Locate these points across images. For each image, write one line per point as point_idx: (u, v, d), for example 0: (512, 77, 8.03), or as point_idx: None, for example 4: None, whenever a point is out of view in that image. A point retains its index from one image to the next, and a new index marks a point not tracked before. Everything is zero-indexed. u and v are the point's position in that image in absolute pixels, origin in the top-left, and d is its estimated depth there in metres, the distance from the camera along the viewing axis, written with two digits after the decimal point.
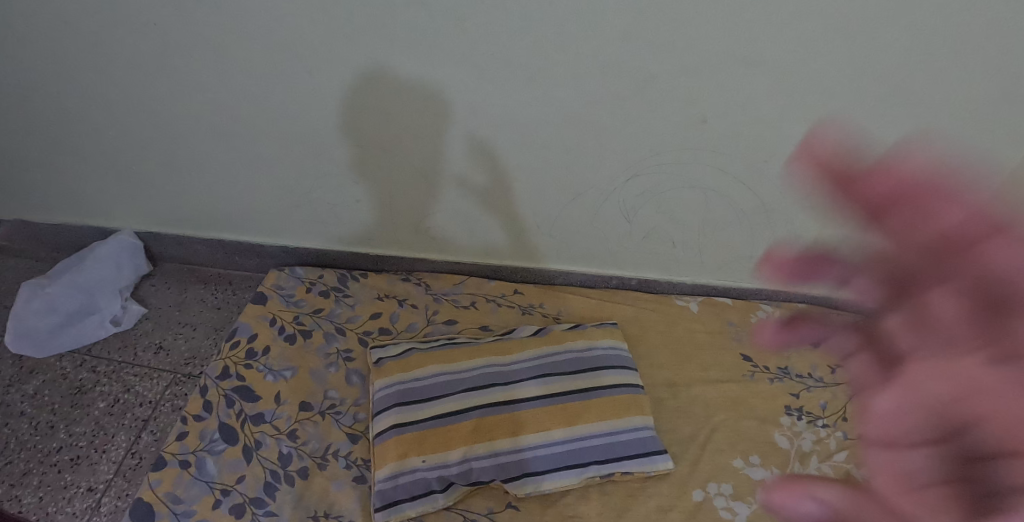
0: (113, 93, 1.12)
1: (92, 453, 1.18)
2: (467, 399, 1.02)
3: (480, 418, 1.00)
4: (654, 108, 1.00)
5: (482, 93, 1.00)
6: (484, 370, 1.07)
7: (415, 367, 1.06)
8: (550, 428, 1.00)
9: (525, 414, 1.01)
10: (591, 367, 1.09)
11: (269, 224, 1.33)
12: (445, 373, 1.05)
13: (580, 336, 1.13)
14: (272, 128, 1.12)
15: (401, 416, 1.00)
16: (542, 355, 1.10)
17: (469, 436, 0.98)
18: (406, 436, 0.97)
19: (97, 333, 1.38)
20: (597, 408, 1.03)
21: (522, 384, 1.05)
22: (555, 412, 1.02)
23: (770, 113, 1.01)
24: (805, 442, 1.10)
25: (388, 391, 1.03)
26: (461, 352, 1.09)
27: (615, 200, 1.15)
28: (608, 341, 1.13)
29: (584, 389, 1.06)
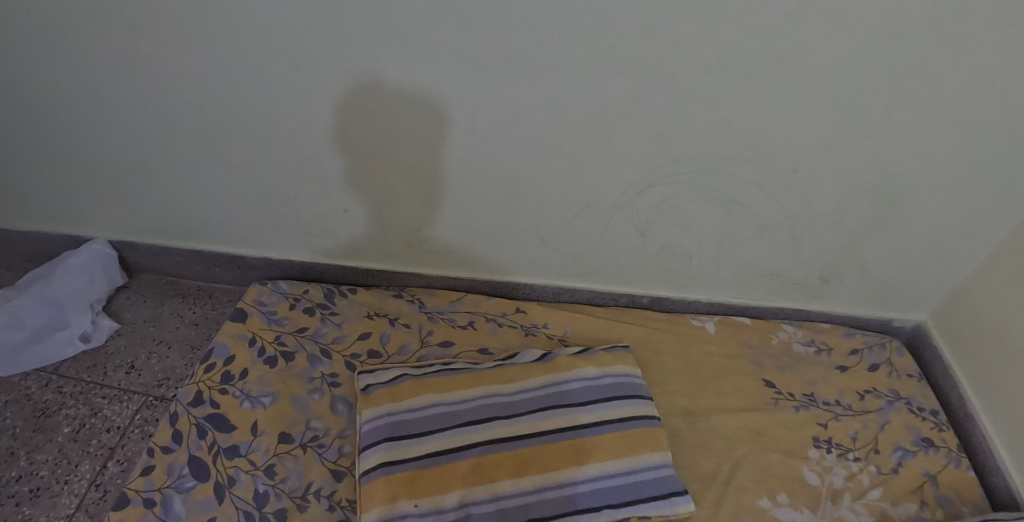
0: (83, 92, 1.03)
1: (53, 484, 1.08)
2: (466, 434, 0.92)
3: (480, 456, 0.90)
4: (672, 112, 0.91)
5: (485, 93, 0.91)
6: (485, 400, 0.97)
7: (408, 396, 0.96)
8: (557, 466, 0.91)
9: (531, 451, 0.92)
10: (602, 397, 0.99)
11: (252, 234, 1.23)
12: (442, 404, 0.95)
13: (590, 362, 1.03)
14: (255, 132, 1.02)
15: (390, 453, 0.89)
16: (549, 384, 1.00)
17: (466, 478, 0.88)
18: (396, 476, 0.87)
19: (65, 350, 1.28)
20: (609, 444, 0.93)
21: (526, 416, 0.95)
22: (563, 449, 0.92)
23: (797, 117, 0.93)
24: (838, 478, 1.02)
25: (377, 424, 0.92)
26: (458, 380, 0.99)
27: (629, 212, 1.05)
28: (620, 368, 1.04)
29: (597, 422, 0.96)
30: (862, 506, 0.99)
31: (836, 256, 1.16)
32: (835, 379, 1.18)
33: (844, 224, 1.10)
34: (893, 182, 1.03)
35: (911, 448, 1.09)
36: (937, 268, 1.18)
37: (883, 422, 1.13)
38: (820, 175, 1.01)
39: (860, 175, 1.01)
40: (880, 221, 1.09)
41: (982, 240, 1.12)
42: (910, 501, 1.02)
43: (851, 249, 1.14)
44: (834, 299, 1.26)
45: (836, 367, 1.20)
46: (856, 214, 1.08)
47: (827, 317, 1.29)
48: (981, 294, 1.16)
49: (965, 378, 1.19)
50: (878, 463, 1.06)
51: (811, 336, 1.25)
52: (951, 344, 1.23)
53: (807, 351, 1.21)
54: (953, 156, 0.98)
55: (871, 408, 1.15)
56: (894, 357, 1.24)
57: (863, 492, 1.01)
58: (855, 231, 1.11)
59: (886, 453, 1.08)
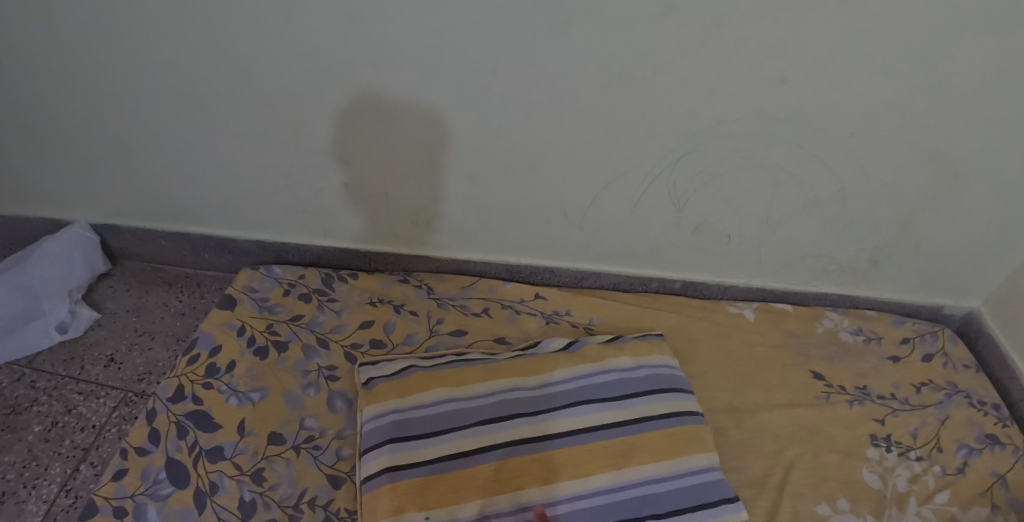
0: (52, 52, 0.92)
1: (19, 489, 0.97)
2: (484, 434, 0.81)
3: (501, 461, 0.79)
4: (719, 65, 0.80)
5: (505, 45, 0.79)
6: (504, 395, 0.85)
7: (416, 391, 0.84)
8: (590, 471, 0.79)
9: (562, 454, 0.80)
10: (636, 391, 0.87)
11: (244, 215, 1.12)
12: (456, 399, 0.84)
13: (623, 352, 0.92)
14: (244, 94, 0.91)
15: (396, 456, 0.78)
16: (576, 377, 0.88)
17: (486, 485, 0.77)
18: (404, 483, 0.75)
19: (40, 342, 1.17)
20: (649, 445, 0.82)
21: (550, 413, 0.84)
22: (597, 451, 0.81)
23: (861, 70, 0.81)
24: (901, 480, 0.91)
25: (382, 423, 0.81)
26: (474, 372, 0.87)
27: (664, 184, 0.93)
28: (656, 358, 0.92)
29: (632, 419, 0.84)
30: (930, 511, 0.88)
31: (890, 235, 1.04)
32: (889, 371, 1.07)
33: (902, 197, 0.98)
34: (962, 149, 0.91)
35: (976, 446, 0.98)
36: (1000, 248, 1.07)
37: (944, 418, 1.01)
38: (880, 140, 0.89)
39: (926, 141, 0.90)
40: (942, 194, 0.98)
41: None
42: (982, 505, 0.91)
43: (907, 226, 1.03)
44: (883, 283, 1.14)
45: (888, 357, 1.09)
46: (917, 186, 0.96)
47: (874, 304, 1.17)
48: None
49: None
50: (943, 463, 0.95)
51: (858, 324, 1.14)
52: (1012, 333, 1.12)
53: (855, 341, 1.10)
54: None
55: (929, 402, 1.04)
56: (948, 347, 1.12)
57: (931, 495, 0.90)
58: (914, 206, 0.99)
59: (949, 452, 0.97)
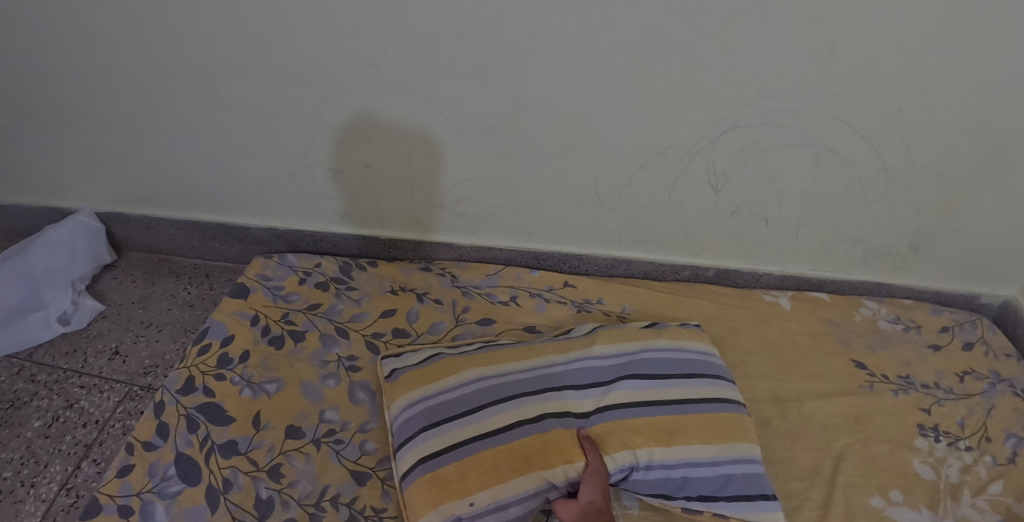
0: (62, 25, 0.88)
1: (17, 488, 0.92)
2: (517, 409, 0.75)
3: (540, 435, 0.73)
4: (769, 32, 0.75)
5: (543, 8, 0.74)
6: (537, 370, 0.81)
7: (444, 374, 0.80)
8: (638, 445, 0.75)
9: (606, 426, 0.76)
10: (675, 374, 0.82)
11: (256, 200, 1.07)
12: (487, 378, 0.79)
13: (661, 334, 0.88)
14: (261, 66, 0.87)
15: (429, 444, 0.73)
16: (612, 354, 0.84)
17: (527, 461, 0.71)
18: (440, 473, 0.71)
19: (40, 334, 1.11)
20: (693, 427, 0.77)
21: (586, 388, 0.79)
22: (642, 427, 0.76)
23: (921, 35, 0.76)
24: (953, 471, 0.87)
25: (412, 413, 0.77)
26: (507, 351, 0.83)
27: (704, 161, 0.88)
28: (696, 344, 0.88)
29: (678, 400, 0.79)
30: (985, 502, 0.84)
31: (935, 218, 1.00)
32: (931, 359, 1.03)
33: (950, 177, 0.93)
34: (1018, 126, 0.86)
35: None
36: None
37: (990, 407, 0.98)
38: (932, 116, 0.84)
39: (982, 115, 0.85)
40: (994, 172, 0.92)
41: None
42: None
43: (954, 207, 0.98)
44: (924, 270, 1.10)
45: (929, 345, 1.05)
46: (969, 164, 0.91)
47: (913, 293, 1.13)
48: None
49: None
50: (993, 453, 0.91)
51: (897, 313, 1.09)
52: None
53: (895, 329, 1.06)
54: None
55: (974, 392, 1.00)
56: (989, 335, 1.09)
57: (984, 486, 0.86)
58: (964, 185, 0.94)
59: (998, 442, 0.93)
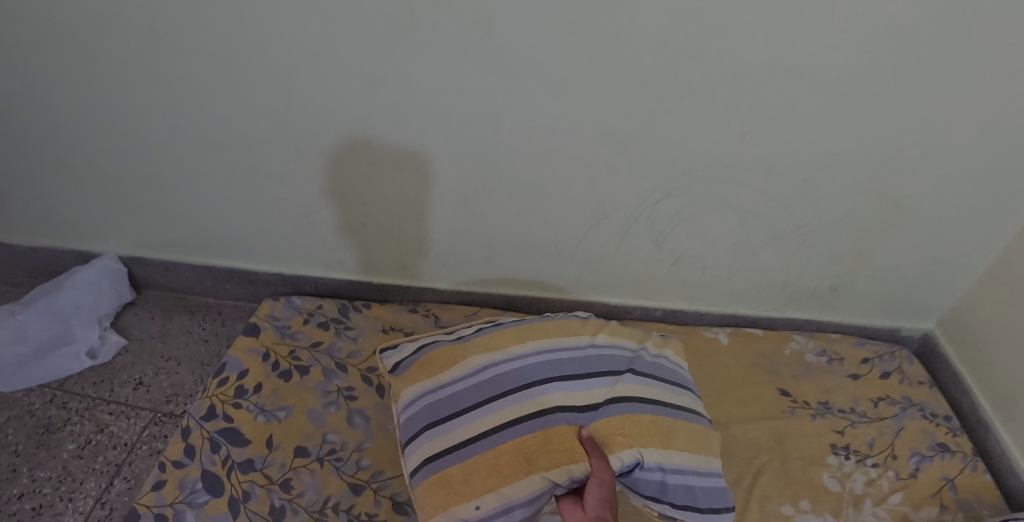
0: (104, 104, 1.05)
1: (57, 502, 1.06)
2: (518, 403, 0.85)
3: (542, 431, 0.83)
4: (690, 123, 0.92)
5: (508, 103, 0.92)
6: (537, 356, 0.91)
7: (444, 368, 0.91)
8: (642, 444, 0.85)
9: (611, 423, 0.86)
10: (660, 376, 0.96)
11: (267, 249, 1.24)
12: (487, 364, 0.90)
13: (650, 339, 1.05)
14: (274, 143, 1.04)
15: (434, 444, 0.84)
16: (607, 345, 0.97)
17: (530, 460, 0.80)
18: (445, 473, 0.81)
19: (70, 367, 1.26)
20: (683, 433, 0.90)
21: (589, 379, 0.90)
22: (645, 425, 0.87)
23: (814, 124, 0.94)
24: (858, 483, 1.04)
25: (416, 409, 0.88)
26: (508, 335, 0.94)
27: (644, 223, 1.06)
28: (674, 356, 1.04)
29: (664, 402, 0.92)
30: (884, 510, 1.01)
31: (849, 266, 1.17)
32: (849, 387, 1.19)
33: (856, 233, 1.11)
34: (898, 191, 1.05)
35: (927, 453, 1.12)
36: (945, 274, 1.21)
37: (900, 428, 1.15)
38: (833, 186, 1.02)
39: (873, 184, 1.03)
40: (894, 227, 1.10)
41: (990, 243, 1.14)
42: (931, 505, 1.05)
43: (864, 256, 1.15)
44: (845, 308, 1.27)
45: (849, 375, 1.21)
46: (870, 221, 1.09)
47: (838, 328, 1.30)
48: (989, 299, 1.19)
49: (976, 382, 1.24)
50: (897, 469, 1.08)
51: (823, 345, 1.26)
52: (961, 352, 1.27)
53: (820, 361, 1.22)
54: (955, 165, 1.01)
55: (886, 414, 1.17)
56: (904, 366, 1.26)
57: (884, 497, 1.03)
58: (869, 239, 1.12)
59: (903, 459, 1.10)
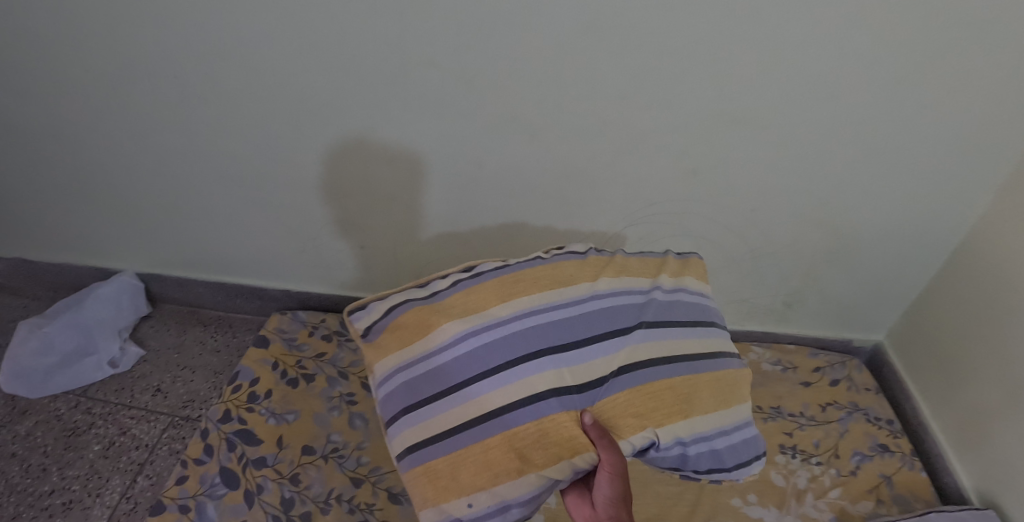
0: (132, 141, 1.19)
1: (85, 497, 1.18)
2: (506, 384, 0.81)
3: (537, 421, 0.80)
4: (647, 163, 1.08)
5: (490, 146, 1.08)
6: (523, 321, 0.87)
7: (416, 339, 0.87)
8: (657, 421, 0.86)
9: (619, 401, 0.85)
10: (672, 323, 0.96)
11: (276, 268, 1.38)
12: (467, 332, 0.85)
13: (667, 273, 1.04)
14: (286, 176, 1.18)
15: (414, 431, 0.82)
16: (610, 293, 0.95)
17: (524, 458, 0.79)
18: (431, 466, 0.80)
19: (94, 375, 1.38)
20: (705, 394, 0.92)
21: (588, 346, 0.87)
22: (659, 391, 0.88)
23: (755, 164, 1.08)
24: (802, 479, 1.19)
25: (393, 386, 0.85)
26: (490, 297, 0.89)
27: (613, 245, 1.24)
28: (694, 284, 1.05)
29: (671, 358, 0.92)
30: (823, 504, 1.16)
31: (799, 284, 1.31)
32: (801, 393, 1.34)
33: (801, 257, 1.25)
34: (837, 219, 1.18)
35: (869, 453, 1.25)
36: (889, 292, 1.33)
37: (845, 430, 1.28)
38: (777, 217, 1.17)
39: (813, 215, 1.17)
40: (835, 252, 1.24)
41: (923, 267, 1.27)
42: (869, 500, 1.18)
43: (811, 277, 1.29)
44: (799, 322, 1.42)
45: (801, 382, 1.36)
46: (812, 246, 1.23)
47: (794, 339, 1.44)
48: (924, 314, 1.32)
49: (916, 387, 1.36)
50: (839, 467, 1.22)
51: (779, 356, 1.41)
52: (906, 361, 1.40)
53: (775, 370, 1.38)
54: (884, 199, 1.14)
55: (833, 418, 1.30)
56: (853, 373, 1.39)
57: (825, 491, 1.18)
58: (813, 262, 1.26)
59: (846, 458, 1.24)
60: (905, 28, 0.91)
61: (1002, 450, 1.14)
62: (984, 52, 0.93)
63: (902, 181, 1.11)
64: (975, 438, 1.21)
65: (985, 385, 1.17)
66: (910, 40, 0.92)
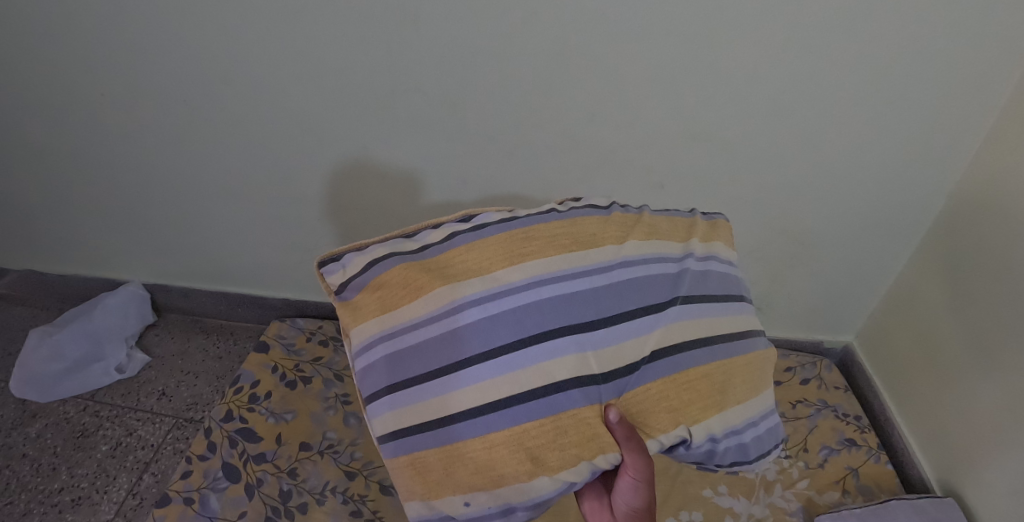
0: (140, 160, 1.27)
1: (93, 493, 1.25)
2: (511, 370, 0.72)
3: (554, 417, 0.72)
4: (617, 177, 1.17)
5: (472, 163, 1.16)
6: (536, 291, 0.76)
7: (403, 307, 0.78)
8: (689, 413, 0.78)
9: (651, 392, 0.77)
10: (704, 298, 0.86)
11: (276, 277, 1.46)
12: (466, 303, 0.76)
13: (699, 239, 0.93)
14: (283, 192, 1.26)
15: (398, 416, 0.76)
16: (639, 259, 0.84)
17: (537, 462, 0.71)
18: (419, 457, 0.74)
19: (101, 380, 1.45)
20: (738, 383, 0.84)
21: (615, 325, 0.77)
22: (693, 380, 0.80)
23: (716, 177, 1.17)
24: (770, 472, 1.27)
25: (373, 359, 0.78)
26: (494, 259, 0.79)
27: None
28: (726, 252, 0.95)
29: (704, 338, 0.83)
30: (791, 494, 1.23)
31: (766, 287, 1.40)
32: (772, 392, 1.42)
33: (766, 261, 1.34)
34: (799, 226, 1.26)
35: (836, 447, 1.32)
36: (855, 295, 1.40)
37: (813, 426, 1.36)
38: (740, 225, 1.26)
39: (774, 222, 1.26)
40: (798, 257, 1.33)
41: (884, 273, 1.35)
42: (834, 490, 1.25)
43: (776, 281, 1.39)
44: (769, 324, 1.50)
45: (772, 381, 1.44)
46: (775, 252, 1.32)
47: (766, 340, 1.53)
48: (886, 315, 1.39)
49: (886, 388, 1.41)
50: (806, 460, 1.30)
51: None
52: (871, 359, 1.46)
53: None
54: (839, 208, 1.22)
55: (802, 415, 1.38)
56: (823, 373, 1.47)
57: (792, 482, 1.25)
58: (778, 266, 1.35)
59: (813, 451, 1.31)
60: (847, 53, 0.99)
61: (969, 452, 1.17)
62: (922, 72, 1.01)
63: (856, 191, 1.19)
64: (942, 440, 1.24)
65: (940, 377, 1.24)
66: (851, 66, 1.01)
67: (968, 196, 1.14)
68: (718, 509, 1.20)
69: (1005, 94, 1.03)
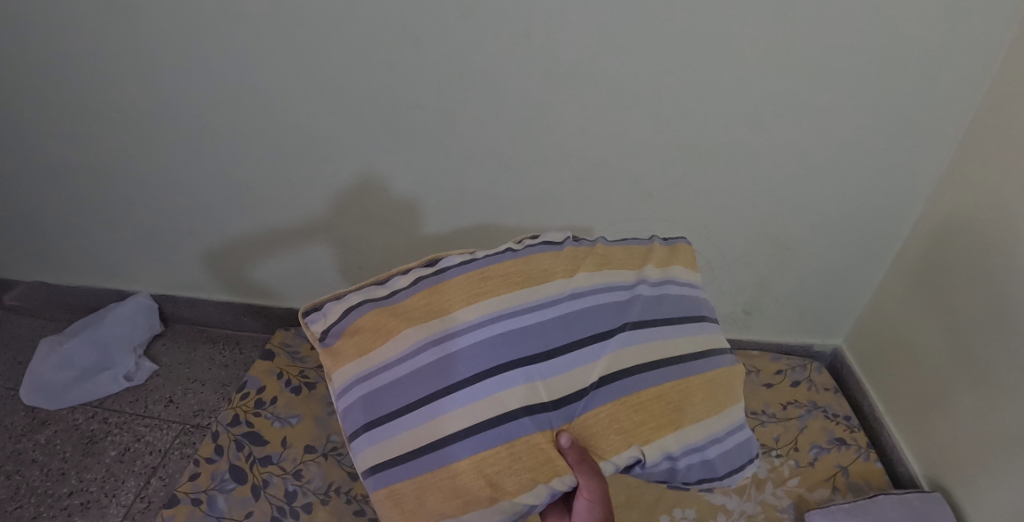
0: (150, 174, 1.32)
1: (102, 497, 1.29)
2: (470, 402, 0.77)
3: (509, 444, 0.75)
4: (607, 187, 1.22)
5: (469, 175, 1.21)
6: (490, 327, 0.82)
7: (376, 349, 0.82)
8: (642, 436, 0.82)
9: (602, 416, 0.81)
10: (655, 323, 0.91)
11: (280, 287, 1.50)
12: (428, 341, 0.81)
13: (655, 264, 0.99)
14: (288, 204, 1.31)
15: (376, 452, 0.79)
16: (590, 290, 0.89)
17: (495, 487, 0.75)
18: (396, 489, 0.77)
19: (109, 388, 1.49)
20: (697, 403, 0.88)
21: (567, 355, 0.82)
22: (646, 403, 0.84)
23: (703, 186, 1.22)
24: (762, 470, 1.31)
25: (351, 400, 0.81)
26: (455, 297, 0.84)
27: None
28: (683, 275, 1.00)
29: (658, 363, 0.87)
30: (782, 491, 1.27)
31: (755, 292, 1.44)
32: (764, 393, 1.47)
33: (754, 267, 1.39)
34: (785, 233, 1.31)
35: (826, 445, 1.36)
36: (842, 300, 1.44)
37: (804, 426, 1.40)
38: (728, 233, 1.31)
39: (761, 229, 1.30)
40: (785, 263, 1.37)
41: (869, 278, 1.39)
42: (824, 487, 1.29)
43: (764, 286, 1.43)
44: (759, 329, 1.55)
45: (763, 384, 1.49)
46: (762, 258, 1.36)
47: (757, 345, 1.57)
48: (873, 319, 1.43)
49: (874, 389, 1.44)
50: (797, 458, 1.34)
51: (743, 361, 1.54)
52: (860, 362, 1.49)
53: None
54: (824, 215, 1.27)
55: (793, 415, 1.42)
56: (813, 375, 1.51)
57: (784, 480, 1.29)
58: (766, 272, 1.39)
59: (804, 450, 1.35)
60: (825, 67, 1.04)
61: (964, 457, 1.18)
62: (898, 84, 1.06)
63: (839, 198, 1.24)
64: (931, 440, 1.27)
65: (923, 378, 1.28)
66: (829, 79, 1.06)
67: (946, 202, 1.18)
68: (711, 507, 1.24)
69: (976, 106, 1.08)
